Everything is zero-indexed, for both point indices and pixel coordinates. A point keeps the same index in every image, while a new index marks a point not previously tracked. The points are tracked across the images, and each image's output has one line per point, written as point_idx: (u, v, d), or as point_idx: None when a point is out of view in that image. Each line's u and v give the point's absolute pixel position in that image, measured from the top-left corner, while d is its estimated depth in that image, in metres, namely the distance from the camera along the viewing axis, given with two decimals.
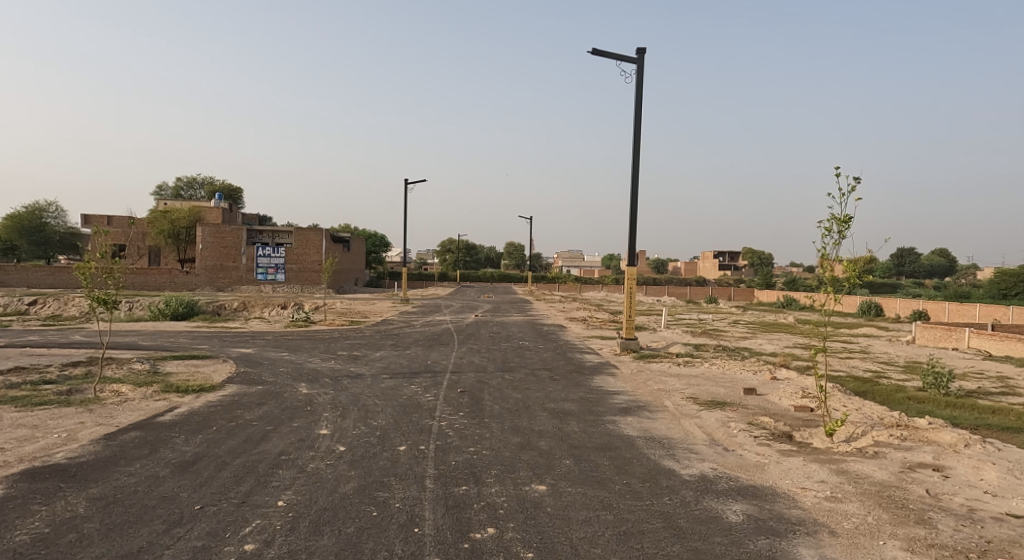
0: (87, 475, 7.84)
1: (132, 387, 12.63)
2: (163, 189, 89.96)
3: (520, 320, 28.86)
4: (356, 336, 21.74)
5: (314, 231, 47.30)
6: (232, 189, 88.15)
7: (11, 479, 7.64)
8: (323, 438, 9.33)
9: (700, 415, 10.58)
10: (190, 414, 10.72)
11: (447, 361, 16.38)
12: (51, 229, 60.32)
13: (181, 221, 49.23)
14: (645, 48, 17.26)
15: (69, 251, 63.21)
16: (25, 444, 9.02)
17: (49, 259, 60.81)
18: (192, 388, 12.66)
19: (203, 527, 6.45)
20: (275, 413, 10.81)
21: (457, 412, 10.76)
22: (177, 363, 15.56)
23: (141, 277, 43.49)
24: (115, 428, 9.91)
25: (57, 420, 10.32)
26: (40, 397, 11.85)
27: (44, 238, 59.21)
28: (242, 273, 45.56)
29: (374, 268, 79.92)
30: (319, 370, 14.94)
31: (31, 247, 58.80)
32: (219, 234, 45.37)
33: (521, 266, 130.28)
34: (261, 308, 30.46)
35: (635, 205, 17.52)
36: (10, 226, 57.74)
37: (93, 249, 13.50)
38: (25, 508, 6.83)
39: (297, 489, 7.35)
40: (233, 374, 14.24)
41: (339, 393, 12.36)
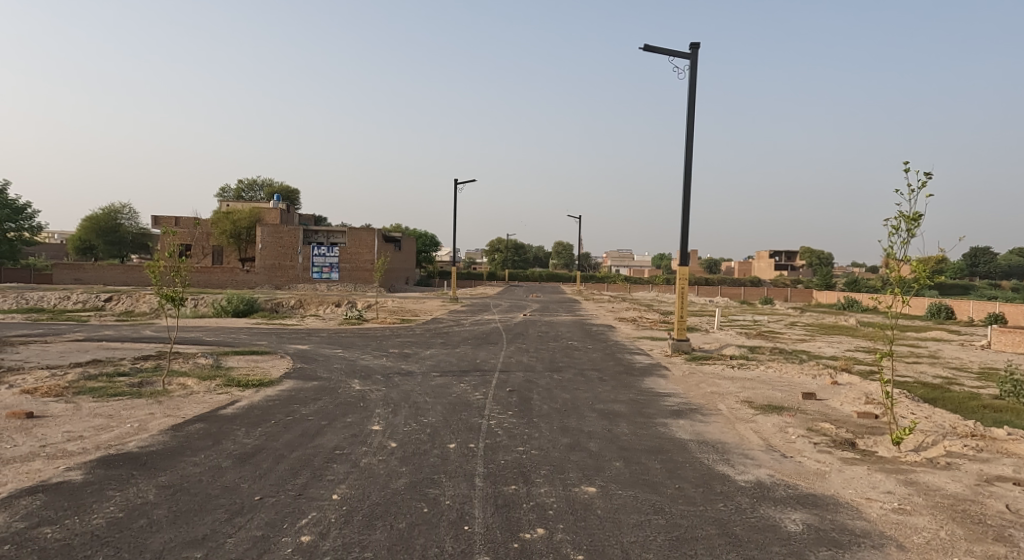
0: (156, 463, 8.19)
1: (198, 381, 13.12)
2: (226, 191, 93.10)
3: (569, 320, 28.63)
4: (406, 334, 22.02)
5: (366, 231, 48.01)
6: (290, 190, 90.60)
7: (88, 466, 8.04)
8: (375, 433, 9.50)
9: (756, 420, 10.32)
10: (249, 408, 11.05)
11: (497, 360, 16.42)
12: (125, 229, 63.38)
13: (242, 221, 51.10)
14: (699, 43, 16.96)
15: (142, 251, 66.23)
16: (101, 432, 9.49)
17: (124, 258, 63.81)
18: (252, 382, 13.06)
19: (262, 517, 6.64)
20: (329, 408, 11.07)
21: (506, 412, 10.79)
22: (238, 358, 16.05)
23: (205, 275, 45.60)
24: (181, 419, 10.32)
25: (129, 410, 10.81)
26: (114, 389, 12.43)
27: (118, 237, 62.20)
28: (298, 272, 46.74)
29: (425, 268, 81.03)
30: (370, 367, 15.19)
31: (108, 246, 61.78)
32: (277, 234, 46.74)
33: (570, 266, 129.92)
34: (316, 306, 31.17)
35: (688, 203, 17.23)
36: (89, 226, 61.13)
37: (163, 248, 14.08)
38: (101, 493, 7.18)
39: (350, 483, 7.50)
40: (290, 370, 14.63)
41: (390, 390, 12.56)
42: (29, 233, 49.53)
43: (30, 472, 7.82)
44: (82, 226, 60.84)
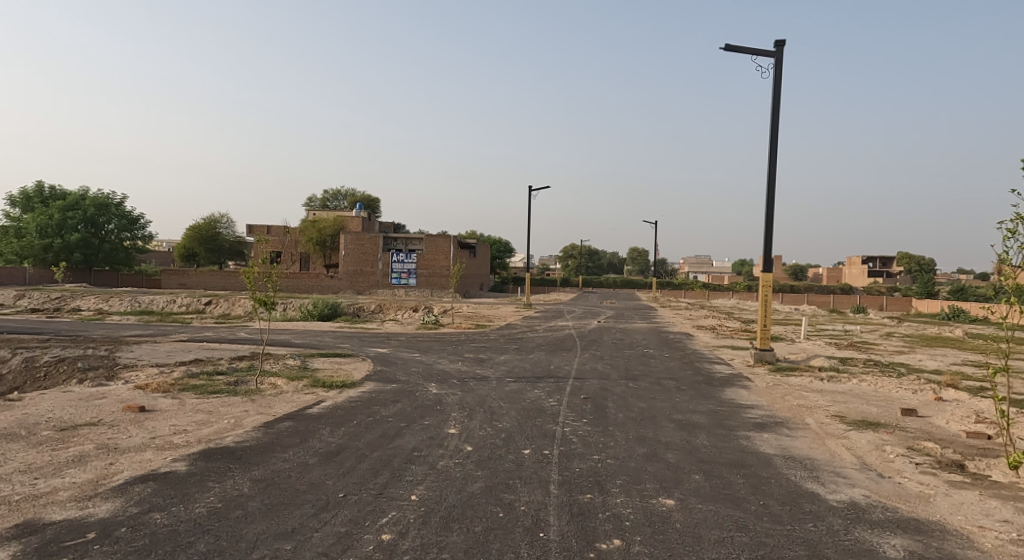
0: (250, 457, 8.57)
1: (287, 381, 13.67)
2: (312, 200, 97.04)
3: (646, 328, 28.07)
4: (481, 340, 22.19)
5: (443, 237, 48.54)
6: (371, 199, 93.43)
7: (190, 457, 8.51)
8: (452, 437, 9.59)
9: (849, 436, 9.77)
10: (333, 408, 11.40)
11: (572, 367, 16.29)
12: (224, 237, 67.20)
13: (327, 229, 53.40)
14: (785, 40, 16.32)
15: (238, 258, 69.97)
16: (202, 427, 10.04)
17: (223, 264, 67.60)
18: (336, 383, 13.49)
19: (346, 514, 6.80)
20: (408, 411, 11.26)
21: (581, 419, 10.67)
22: (323, 360, 16.63)
23: (293, 281, 48.02)
24: (272, 416, 10.78)
25: (226, 407, 11.38)
26: (213, 386, 13.13)
27: (218, 245, 65.99)
28: (378, 278, 48.08)
29: (500, 275, 81.67)
30: (446, 371, 15.37)
31: (208, 253, 65.64)
32: (359, 241, 48.30)
33: (646, 272, 127.77)
34: (395, 311, 31.89)
35: (772, 207, 16.58)
36: (193, 235, 65.19)
37: (257, 255, 14.80)
38: (202, 483, 7.56)
39: (428, 485, 7.57)
40: (371, 372, 15.01)
41: (466, 394, 12.66)
42: (141, 242, 53.34)
43: (141, 461, 8.35)
44: (185, 235, 65.00)
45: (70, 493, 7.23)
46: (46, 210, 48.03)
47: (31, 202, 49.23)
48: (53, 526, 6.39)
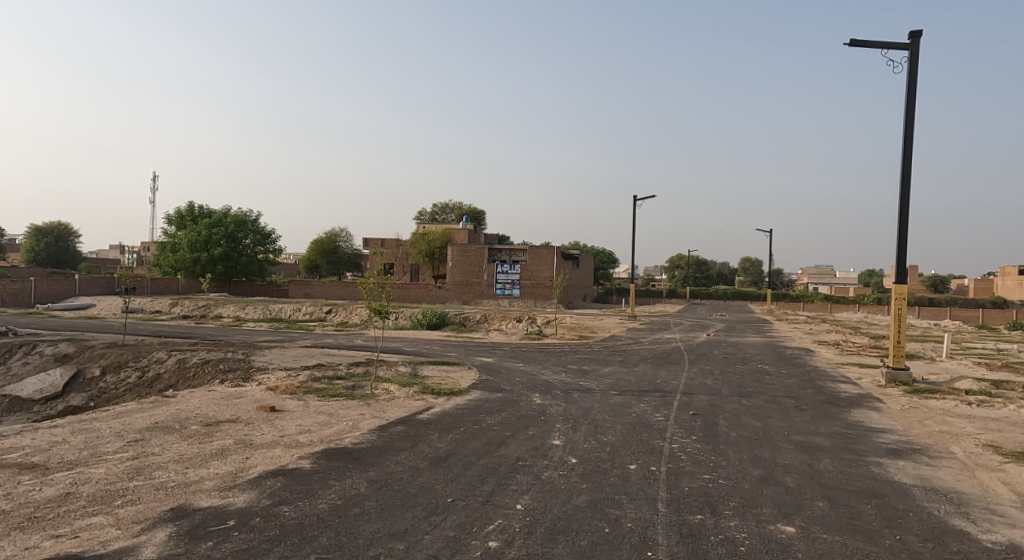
0: (366, 459, 9.03)
1: (399, 387, 14.28)
2: (421, 214, 100.61)
3: (760, 343, 26.82)
4: (585, 351, 22.10)
5: (547, 249, 48.67)
6: (477, 212, 95.48)
7: (314, 456, 9.08)
8: (557, 448, 9.64)
9: (1003, 469, 8.90)
10: (442, 414, 11.79)
11: (680, 381, 15.89)
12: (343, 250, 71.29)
13: (435, 241, 55.50)
14: (921, 31, 15.27)
15: (356, 270, 73.86)
16: (324, 428, 10.69)
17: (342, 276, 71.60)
18: (444, 390, 13.93)
19: (455, 519, 7.01)
20: (513, 420, 11.43)
21: (691, 436, 10.41)
22: (431, 367, 17.21)
23: (404, 291, 50.08)
24: (386, 420, 11.29)
25: (344, 410, 12.06)
26: (333, 390, 13.94)
27: (338, 257, 70.05)
28: (483, 288, 49.09)
29: (604, 285, 80.95)
30: (551, 382, 15.43)
31: (329, 265, 69.83)
32: (465, 253, 49.58)
33: (760, 283, 122.16)
34: (499, 321, 32.39)
35: (906, 213, 15.48)
36: (316, 248, 69.74)
37: (372, 267, 15.64)
38: (324, 481, 8.06)
39: (533, 494, 7.67)
40: (478, 381, 15.36)
41: (570, 406, 12.68)
42: (273, 255, 57.39)
43: (272, 457, 9.02)
44: (310, 249, 69.53)
45: (214, 483, 7.93)
46: (195, 227, 52.77)
47: (184, 220, 54.17)
48: (200, 512, 7.04)
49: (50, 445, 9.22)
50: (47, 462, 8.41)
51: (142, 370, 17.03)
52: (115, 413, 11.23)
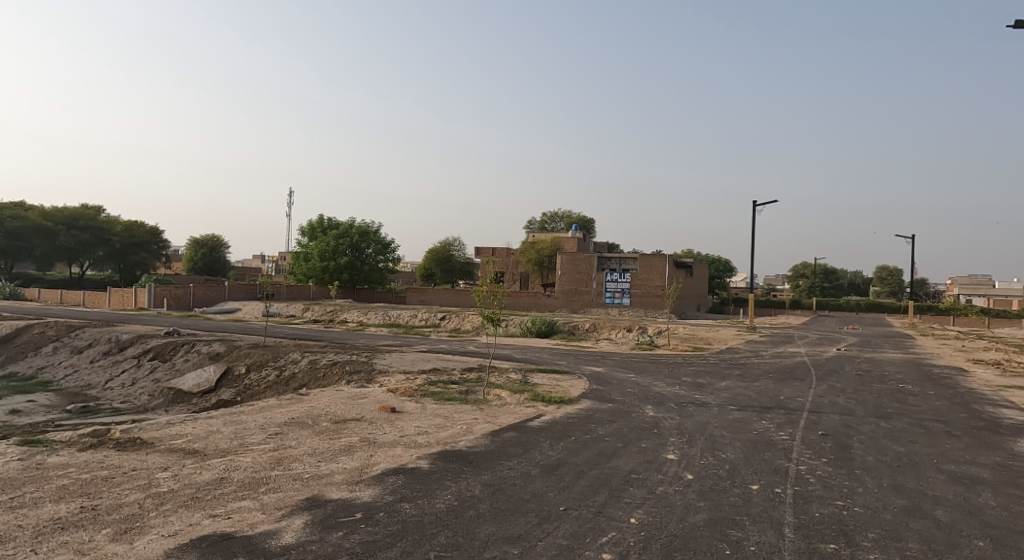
0: (481, 462, 9.33)
1: (510, 393, 14.59)
2: (532, 223, 101.76)
3: (899, 359, 24.78)
4: (701, 363, 21.45)
5: (658, 256, 47.42)
6: (587, 220, 95.06)
7: (432, 457, 9.50)
8: (671, 462, 9.51)
9: None
10: (553, 423, 11.93)
11: (804, 399, 15.07)
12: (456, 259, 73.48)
13: (545, 250, 55.98)
14: None
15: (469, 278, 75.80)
16: (439, 431, 11.14)
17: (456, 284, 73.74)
18: (554, 398, 14.07)
19: (568, 528, 7.11)
20: (625, 431, 11.37)
21: (820, 458, 9.90)
22: (542, 375, 17.38)
23: (514, 299, 50.91)
24: (498, 426, 11.60)
25: (459, 414, 12.49)
26: (448, 394, 14.49)
27: (452, 266, 72.22)
28: (592, 297, 48.95)
29: (721, 295, 78.07)
30: (664, 394, 15.15)
31: (444, 274, 72.17)
32: (574, 261, 49.64)
33: (897, 295, 112.97)
34: (609, 330, 32.10)
35: None
36: (431, 257, 72.39)
37: (485, 275, 16.19)
38: (442, 482, 8.43)
39: (648, 509, 7.63)
40: (588, 390, 15.36)
41: (685, 420, 12.42)
42: (394, 263, 60.18)
43: (393, 456, 9.53)
44: (425, 257, 72.28)
45: (342, 476, 8.52)
46: (324, 238, 56.40)
47: (315, 231, 58.00)
48: (332, 503, 7.59)
49: (207, 434, 10.26)
50: (205, 449, 9.38)
51: (280, 369, 18.48)
52: (259, 407, 12.29)
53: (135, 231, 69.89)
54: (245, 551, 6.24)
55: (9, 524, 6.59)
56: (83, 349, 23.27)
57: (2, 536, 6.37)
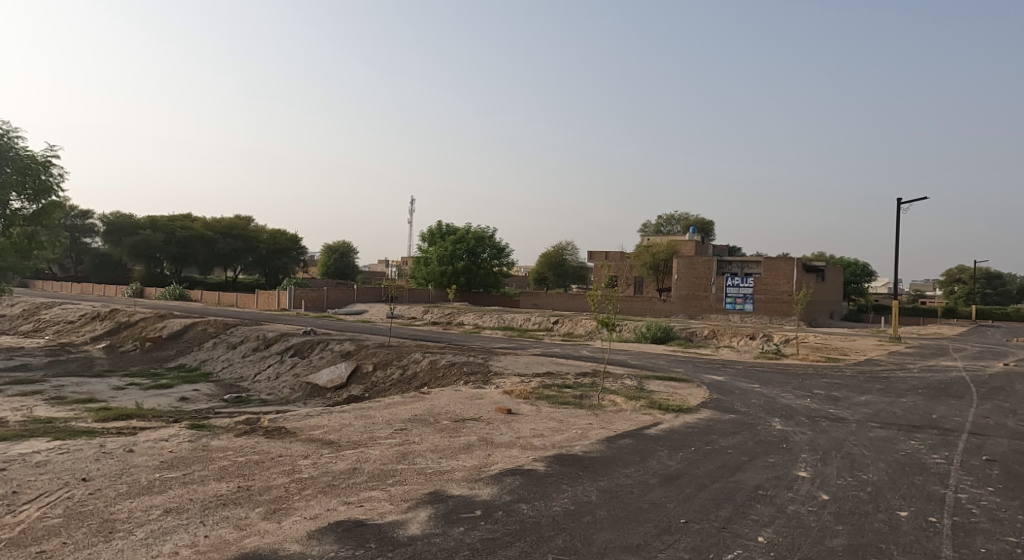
0: (597, 468, 9.28)
1: (626, 399, 14.40)
2: (647, 225, 99.84)
3: None
4: (834, 375, 20.08)
5: (784, 259, 44.65)
6: (706, 223, 91.91)
7: (547, 460, 9.58)
8: (803, 480, 8.99)
9: None
10: (672, 431, 11.65)
11: (960, 419, 13.68)
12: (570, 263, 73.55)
13: (660, 253, 54.80)
14: None
15: (582, 282, 75.59)
16: (555, 434, 11.21)
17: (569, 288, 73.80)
18: (672, 407, 13.74)
19: (689, 541, 6.93)
20: (750, 445, 10.90)
21: (981, 487, 8.98)
22: (659, 382, 17.00)
23: (629, 303, 50.31)
24: (614, 432, 11.50)
25: (574, 418, 12.49)
26: (563, 398, 14.53)
27: (565, 270, 72.35)
28: (711, 302, 47.27)
29: (857, 302, 72.78)
30: (793, 407, 14.36)
31: (557, 278, 72.41)
32: (692, 265, 48.21)
33: None
34: (730, 337, 30.81)
35: None
36: (544, 261, 73.07)
37: (599, 279, 16.12)
38: (558, 485, 8.47)
39: (778, 528, 7.27)
40: (708, 400, 14.86)
41: (818, 435, 11.72)
42: (508, 267, 61.03)
43: (510, 456, 9.70)
44: (539, 261, 73.02)
45: (463, 474, 8.77)
46: (443, 243, 58.40)
47: (434, 237, 60.25)
48: (453, 499, 7.84)
49: (341, 426, 10.93)
50: (340, 440, 10.00)
51: (403, 368, 19.31)
52: (385, 404, 12.93)
53: (279, 239, 76.12)
54: (376, 538, 6.59)
55: (181, 497, 7.37)
56: (236, 345, 25.52)
57: (177, 507, 7.13)
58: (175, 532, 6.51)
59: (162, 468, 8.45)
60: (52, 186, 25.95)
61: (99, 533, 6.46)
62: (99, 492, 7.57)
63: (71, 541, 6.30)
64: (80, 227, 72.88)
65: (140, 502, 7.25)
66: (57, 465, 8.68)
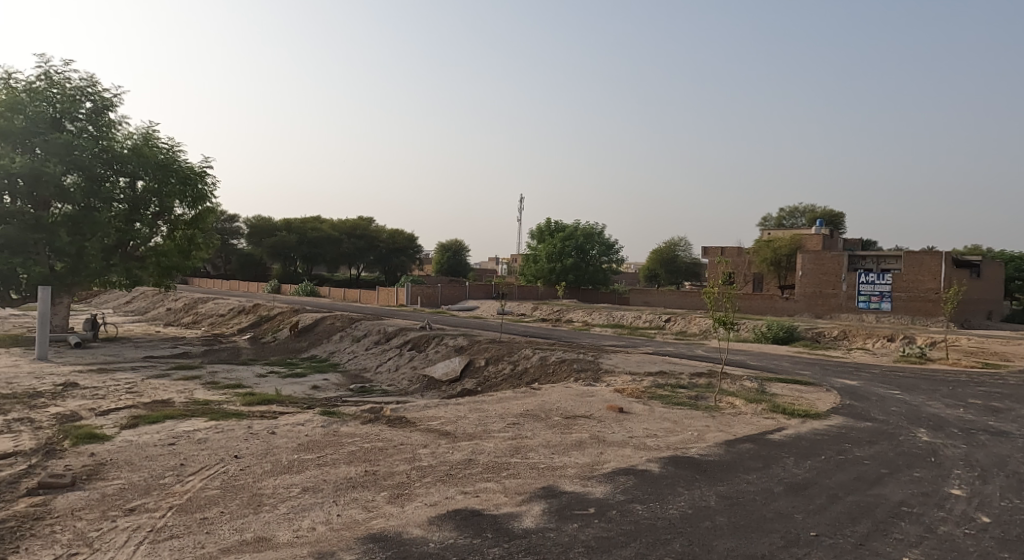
0: (717, 473, 8.87)
1: (746, 402, 13.70)
2: (767, 219, 94.90)
3: None
4: (990, 384, 18.06)
5: (931, 255, 40.86)
6: (835, 215, 86.01)
7: (662, 461, 9.27)
8: (955, 499, 8.13)
9: None
10: (798, 437, 10.94)
11: None
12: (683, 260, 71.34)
13: (782, 248, 52.09)
14: None
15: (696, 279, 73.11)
16: (670, 434, 10.85)
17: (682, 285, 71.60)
18: (798, 411, 12.92)
19: (821, 556, 6.44)
20: (890, 456, 10.02)
21: None
22: (782, 385, 16.04)
23: (749, 301, 48.05)
24: (734, 436, 10.96)
25: (690, 419, 12.04)
26: (677, 398, 14.06)
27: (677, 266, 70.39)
28: (841, 301, 44.20)
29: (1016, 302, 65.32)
30: (940, 417, 13.06)
31: (669, 275, 70.63)
32: (820, 261, 45.38)
33: None
34: (864, 339, 28.53)
35: None
36: (656, 258, 71.51)
37: (716, 276, 15.47)
38: (675, 488, 8.17)
39: (926, 550, 6.60)
40: (839, 405, 13.84)
41: (973, 450, 10.56)
42: (618, 264, 60.09)
43: (623, 456, 9.48)
44: (649, 258, 71.52)
45: (575, 471, 8.66)
46: (552, 240, 58.72)
47: (543, 234, 60.61)
48: (566, 495, 7.75)
49: (456, 418, 11.15)
50: (455, 431, 10.20)
51: (514, 363, 19.45)
52: (497, 398, 13.05)
53: (398, 237, 79.19)
54: (492, 528, 6.63)
55: (316, 477, 7.79)
56: (359, 338, 26.82)
57: (312, 486, 7.54)
58: (310, 509, 6.87)
59: (299, 450, 8.99)
60: (206, 194, 28.48)
61: (249, 505, 6.93)
62: (246, 469, 8.15)
63: (226, 511, 6.80)
64: (228, 230, 79.20)
65: (281, 480, 7.72)
66: (213, 442, 9.45)
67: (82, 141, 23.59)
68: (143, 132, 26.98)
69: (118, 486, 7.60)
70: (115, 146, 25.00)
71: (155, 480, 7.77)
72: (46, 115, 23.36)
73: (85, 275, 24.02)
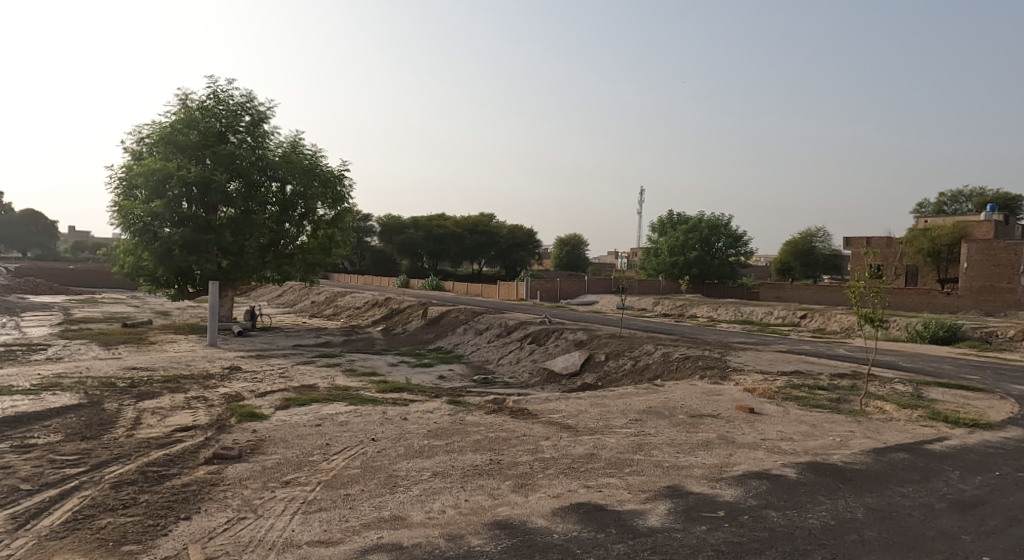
0: (864, 483, 8.07)
1: (897, 407, 12.45)
2: (924, 207, 86.34)
3: None
4: None
5: None
6: (1009, 199, 76.87)
7: (800, 467, 8.57)
8: None
9: None
10: (963, 449, 9.76)
11: None
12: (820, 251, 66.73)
13: (942, 238, 47.22)
14: None
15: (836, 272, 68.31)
16: (809, 439, 10.04)
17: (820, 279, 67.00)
18: (963, 420, 11.55)
19: None
20: None
21: None
22: (943, 391, 14.42)
23: (899, 297, 43.49)
24: (883, 443, 9.96)
25: (831, 424, 11.10)
26: (816, 400, 13.03)
27: (815, 259, 65.89)
28: (1020, 296, 39.61)
29: None
30: None
31: (805, 267, 66.25)
32: (990, 251, 40.79)
33: None
34: None
35: None
36: (790, 250, 67.17)
37: (860, 269, 14.20)
38: (815, 496, 7.51)
39: None
40: (1015, 416, 12.22)
41: None
42: (746, 257, 57.25)
43: (755, 459, 8.87)
44: (783, 250, 67.47)
45: (703, 471, 8.20)
46: (674, 233, 57.14)
47: (665, 227, 59.11)
48: (694, 496, 7.34)
49: (578, 412, 10.97)
50: (577, 425, 10.02)
51: (635, 358, 18.96)
52: (620, 394, 12.71)
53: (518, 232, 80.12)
54: (616, 524, 6.38)
55: (444, 463, 7.90)
56: (482, 330, 27.33)
57: (441, 471, 7.64)
58: (440, 493, 6.95)
59: (429, 436, 9.19)
60: (344, 195, 29.78)
61: (385, 485, 7.14)
62: (381, 451, 8.44)
63: (365, 489, 7.04)
64: (363, 227, 83.87)
65: (413, 464, 7.90)
66: (352, 425, 9.89)
67: (241, 152, 25.78)
68: (292, 140, 28.88)
69: (275, 460, 8.12)
70: (268, 154, 27.04)
71: (305, 457, 8.23)
72: (213, 129, 25.83)
73: (244, 271, 26.36)
